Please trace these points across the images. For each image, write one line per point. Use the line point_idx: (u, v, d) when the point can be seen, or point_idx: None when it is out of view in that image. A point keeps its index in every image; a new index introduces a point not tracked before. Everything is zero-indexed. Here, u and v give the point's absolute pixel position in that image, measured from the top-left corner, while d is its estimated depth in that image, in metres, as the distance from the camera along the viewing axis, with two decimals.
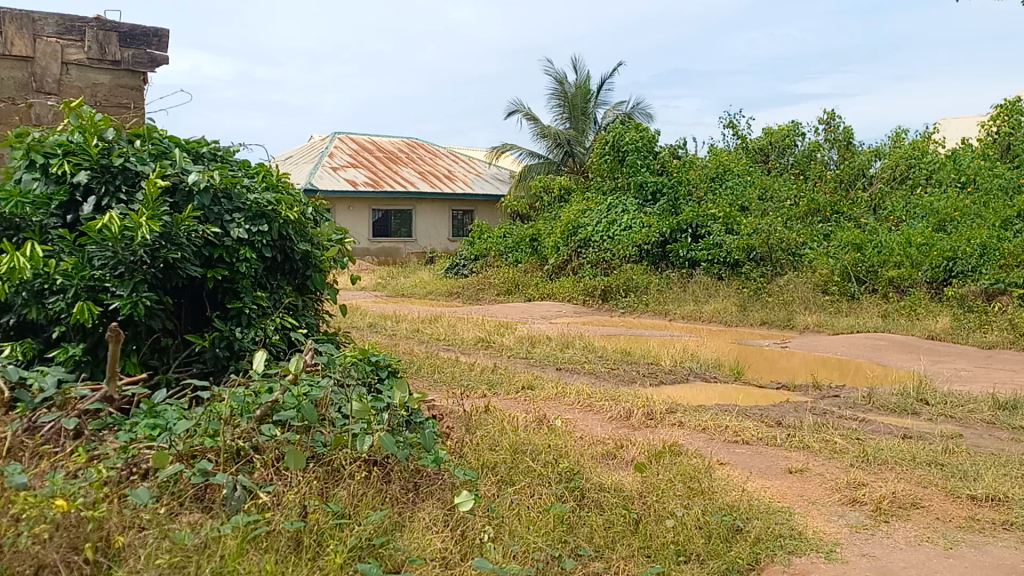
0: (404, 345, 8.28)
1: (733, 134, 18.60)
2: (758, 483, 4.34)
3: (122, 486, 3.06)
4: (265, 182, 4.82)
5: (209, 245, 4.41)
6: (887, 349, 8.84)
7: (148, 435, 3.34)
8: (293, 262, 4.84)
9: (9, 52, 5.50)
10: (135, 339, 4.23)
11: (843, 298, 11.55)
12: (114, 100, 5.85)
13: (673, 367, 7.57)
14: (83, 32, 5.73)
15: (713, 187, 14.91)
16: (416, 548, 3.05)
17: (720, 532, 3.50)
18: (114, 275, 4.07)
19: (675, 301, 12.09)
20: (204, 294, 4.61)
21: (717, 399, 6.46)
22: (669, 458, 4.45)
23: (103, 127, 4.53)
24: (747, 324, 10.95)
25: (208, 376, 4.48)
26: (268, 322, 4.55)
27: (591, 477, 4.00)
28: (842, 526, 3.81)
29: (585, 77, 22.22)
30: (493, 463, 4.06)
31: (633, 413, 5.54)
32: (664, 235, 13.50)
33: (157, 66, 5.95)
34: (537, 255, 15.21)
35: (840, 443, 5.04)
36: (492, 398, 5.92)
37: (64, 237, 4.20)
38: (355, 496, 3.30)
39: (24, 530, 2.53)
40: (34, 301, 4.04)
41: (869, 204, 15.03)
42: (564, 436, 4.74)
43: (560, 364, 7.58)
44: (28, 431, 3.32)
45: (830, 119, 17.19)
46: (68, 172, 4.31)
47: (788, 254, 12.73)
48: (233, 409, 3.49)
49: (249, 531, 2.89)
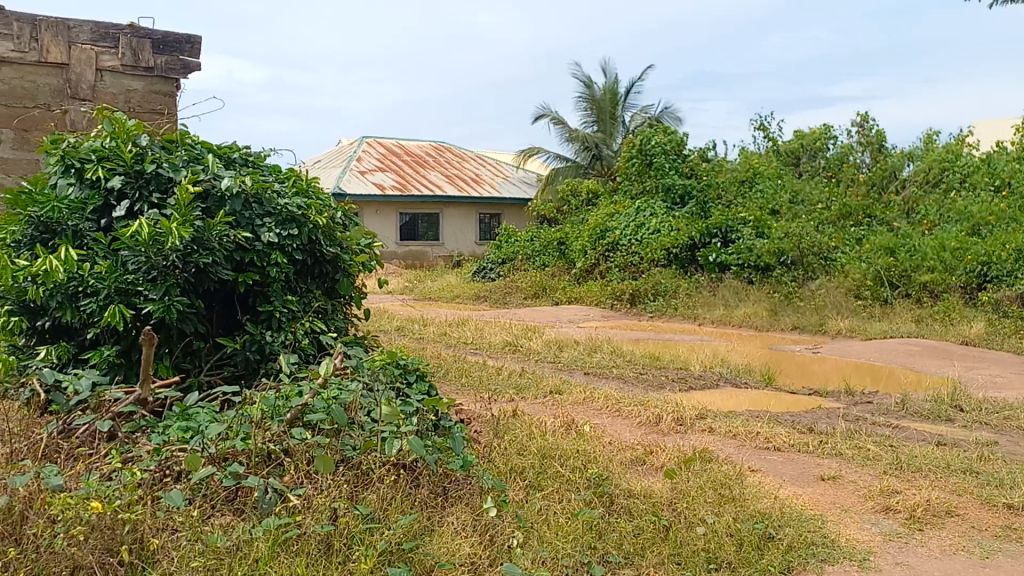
0: (432, 348, 8.30)
1: (763, 136, 18.44)
2: (790, 490, 4.29)
3: (155, 488, 3.09)
4: (295, 187, 4.86)
5: (241, 249, 4.44)
6: (921, 355, 8.71)
7: (181, 437, 3.38)
8: (322, 266, 4.87)
9: (45, 59, 5.55)
10: (167, 342, 4.28)
11: (875, 302, 11.40)
12: (148, 106, 5.90)
13: (703, 373, 7.52)
14: (117, 39, 5.77)
15: (743, 190, 14.81)
16: (445, 553, 3.05)
17: (751, 540, 3.46)
18: (147, 279, 4.11)
19: (704, 306, 12.01)
20: (235, 298, 4.65)
21: (747, 405, 6.40)
22: (699, 464, 4.41)
23: (136, 133, 4.58)
24: (778, 329, 10.85)
25: (239, 379, 4.52)
26: (298, 325, 4.58)
27: (621, 483, 3.98)
28: (875, 534, 3.76)
29: (613, 81, 22.15)
30: (521, 468, 4.05)
31: (663, 419, 5.51)
32: (693, 239, 13.41)
33: (190, 72, 5.99)
34: (565, 259, 15.18)
35: (872, 450, 4.97)
36: (520, 403, 5.91)
37: (99, 242, 4.26)
38: (384, 500, 3.31)
39: (60, 531, 2.58)
40: (68, 305, 4.09)
41: (902, 208, 14.84)
42: (593, 441, 4.72)
43: (588, 369, 7.55)
44: (64, 433, 3.39)
45: (863, 121, 16.98)
46: (103, 177, 4.37)
47: (819, 258, 12.61)
48: (263, 413, 3.52)
49: (280, 533, 2.91)
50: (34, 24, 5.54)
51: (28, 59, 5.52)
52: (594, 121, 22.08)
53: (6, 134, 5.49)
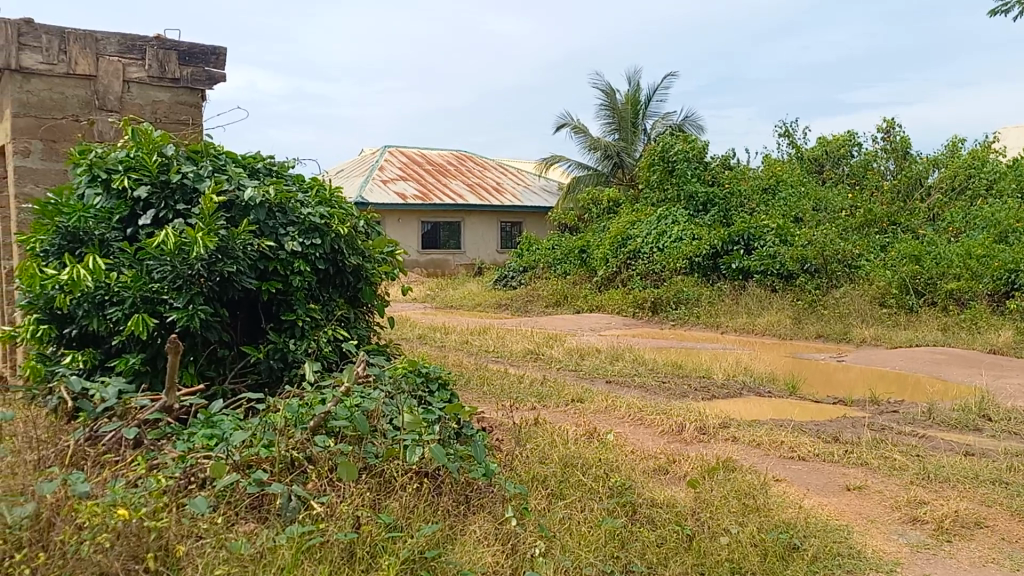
0: (453, 357, 8.31)
1: (786, 144, 18.35)
2: (815, 500, 4.25)
3: (180, 495, 3.11)
4: (318, 197, 4.89)
5: (265, 258, 4.48)
6: (947, 363, 8.61)
7: (206, 445, 3.39)
8: (344, 274, 4.90)
9: (74, 71, 5.59)
10: (192, 350, 4.32)
11: (900, 310, 11.27)
12: (173, 117, 5.97)
13: (726, 381, 7.47)
14: (144, 51, 5.83)
15: (766, 198, 14.75)
16: (468, 562, 3.05)
17: (776, 550, 3.43)
18: (172, 288, 4.16)
19: (727, 314, 11.94)
20: (259, 306, 4.69)
21: (771, 414, 6.34)
22: (723, 473, 4.38)
23: (161, 144, 4.64)
24: (802, 337, 10.76)
25: (263, 387, 4.55)
26: (321, 334, 4.61)
27: (643, 493, 3.96)
28: (902, 545, 3.71)
29: (634, 89, 22.13)
30: (543, 476, 4.04)
31: (686, 428, 5.48)
32: (715, 247, 13.32)
33: (215, 83, 6.06)
34: (586, 267, 15.16)
35: (899, 460, 4.91)
36: (542, 411, 5.91)
37: (125, 250, 4.31)
38: (407, 508, 3.32)
39: (87, 538, 2.57)
40: (95, 313, 4.13)
41: (927, 215, 14.69)
42: (615, 450, 4.70)
43: (610, 377, 7.52)
44: (91, 440, 3.43)
45: (888, 127, 16.84)
46: (130, 187, 4.43)
47: (843, 266, 12.54)
48: (288, 420, 3.54)
49: (304, 541, 2.92)
50: (62, 37, 5.57)
51: (57, 71, 5.55)
52: (615, 129, 22.04)
53: (35, 146, 5.49)
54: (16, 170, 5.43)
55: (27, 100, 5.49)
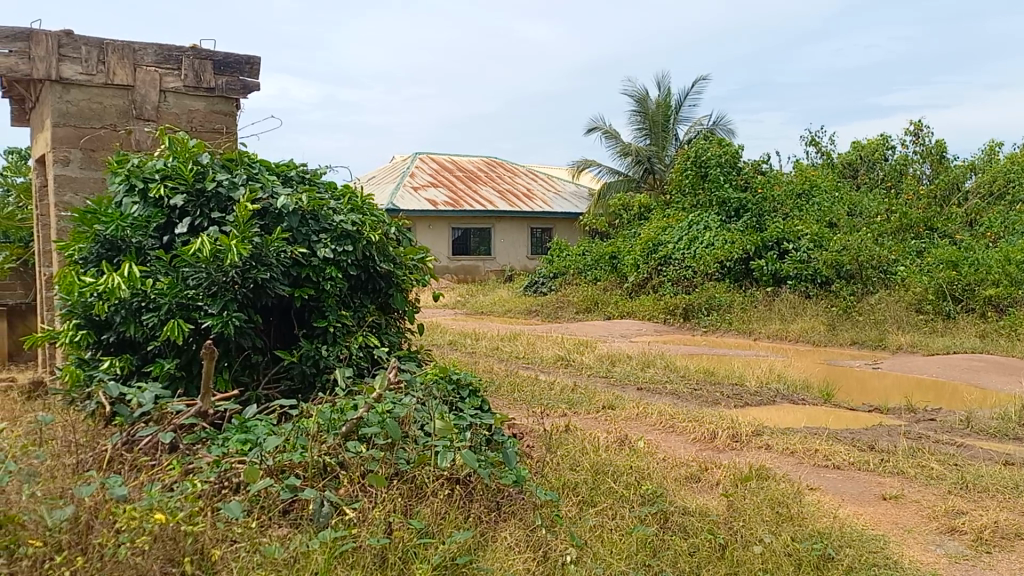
0: (484, 363, 8.33)
1: (817, 150, 18.17)
2: (850, 509, 4.20)
3: (215, 499, 3.15)
4: (350, 204, 4.93)
5: (298, 265, 4.53)
6: (986, 370, 8.46)
7: (240, 449, 3.43)
8: (376, 280, 4.92)
9: (112, 81, 5.69)
10: (227, 356, 4.37)
11: (937, 317, 11.10)
12: (209, 126, 6.04)
13: (759, 389, 7.40)
14: (180, 61, 5.92)
15: (800, 203, 14.63)
16: (499, 569, 3.06)
17: (811, 560, 3.38)
18: (207, 294, 4.23)
19: (759, 320, 11.83)
20: (292, 312, 4.75)
21: (805, 422, 6.26)
22: (756, 482, 4.34)
23: (197, 152, 4.72)
24: (837, 344, 10.62)
25: (297, 393, 4.59)
26: (353, 340, 4.64)
27: (676, 501, 3.94)
28: (940, 556, 3.65)
29: (665, 94, 22.02)
30: (574, 483, 4.04)
31: (718, 435, 5.44)
32: (748, 252, 13.21)
33: (249, 92, 6.13)
34: (617, 273, 15.10)
35: (936, 469, 4.84)
36: (573, 418, 5.90)
37: (161, 258, 4.38)
38: (438, 514, 3.34)
39: (124, 541, 2.60)
40: (132, 319, 4.21)
41: (965, 220, 14.46)
42: (647, 457, 4.68)
43: (641, 384, 7.48)
44: (128, 444, 3.48)
45: (918, 130, 16.63)
46: (166, 196, 4.50)
47: (878, 271, 12.43)
48: (320, 425, 3.57)
49: (336, 546, 2.94)
50: (101, 47, 5.68)
51: (95, 81, 5.65)
52: (646, 134, 21.96)
53: (74, 154, 5.60)
54: (56, 178, 5.54)
55: (66, 110, 5.60)
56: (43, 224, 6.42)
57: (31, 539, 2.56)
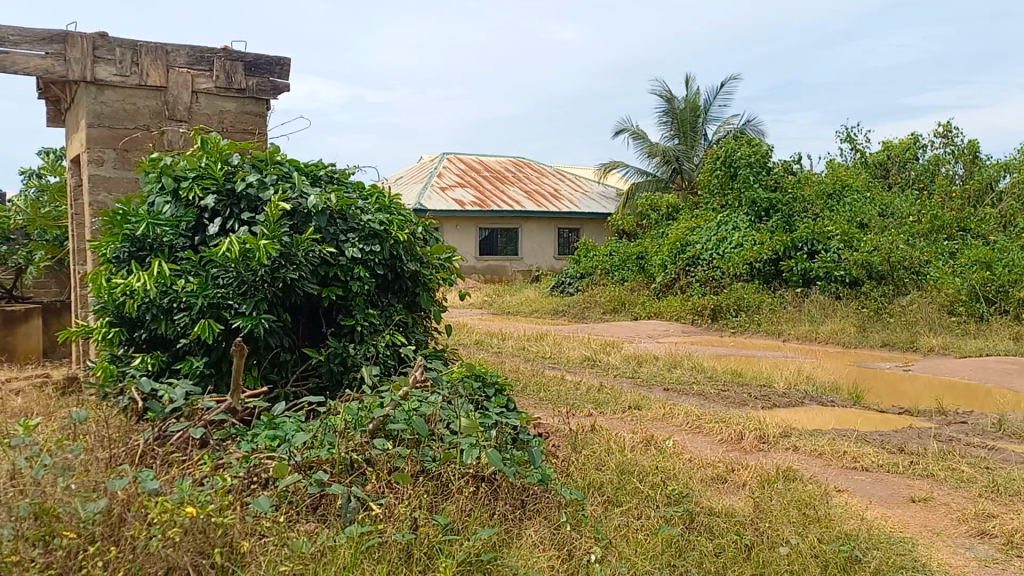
0: (511, 363, 8.34)
1: (850, 149, 18.01)
2: (878, 511, 4.17)
3: (244, 494, 3.20)
4: (378, 203, 4.97)
5: (326, 264, 4.58)
6: (1019, 374, 8.33)
7: (268, 445, 3.48)
8: (402, 280, 4.96)
9: (146, 82, 5.78)
10: (255, 354, 4.42)
11: (970, 319, 10.95)
12: (240, 127, 6.12)
13: (788, 391, 7.34)
14: (212, 62, 5.99)
15: (831, 204, 14.49)
16: (523, 566, 3.08)
17: (838, 562, 3.35)
18: (237, 293, 4.29)
19: (789, 322, 11.73)
20: (320, 311, 4.81)
21: (834, 424, 6.21)
22: (782, 483, 4.33)
23: (228, 153, 4.80)
24: (867, 346, 10.50)
25: (324, 391, 4.64)
26: (379, 339, 4.67)
27: (702, 501, 3.93)
28: (970, 560, 3.61)
29: (694, 93, 21.90)
30: (599, 483, 4.04)
31: (746, 436, 5.41)
32: (777, 252, 13.09)
33: (280, 93, 6.19)
34: (644, 273, 15.05)
35: (967, 472, 4.78)
36: (599, 418, 5.91)
37: (191, 257, 4.44)
38: (463, 511, 3.37)
39: (156, 533, 2.64)
40: (163, 317, 4.29)
41: (999, 221, 14.23)
42: (673, 458, 4.67)
43: (668, 385, 7.45)
44: (159, 439, 3.54)
45: (948, 131, 16.39)
46: (198, 196, 4.58)
47: (910, 272, 12.29)
48: (348, 422, 3.61)
49: (362, 541, 2.99)
50: (135, 49, 5.76)
51: (129, 83, 5.74)
52: (675, 134, 21.85)
53: (108, 155, 5.69)
54: (91, 178, 5.64)
55: (101, 111, 5.70)
56: (78, 223, 6.54)
57: (65, 531, 2.61)
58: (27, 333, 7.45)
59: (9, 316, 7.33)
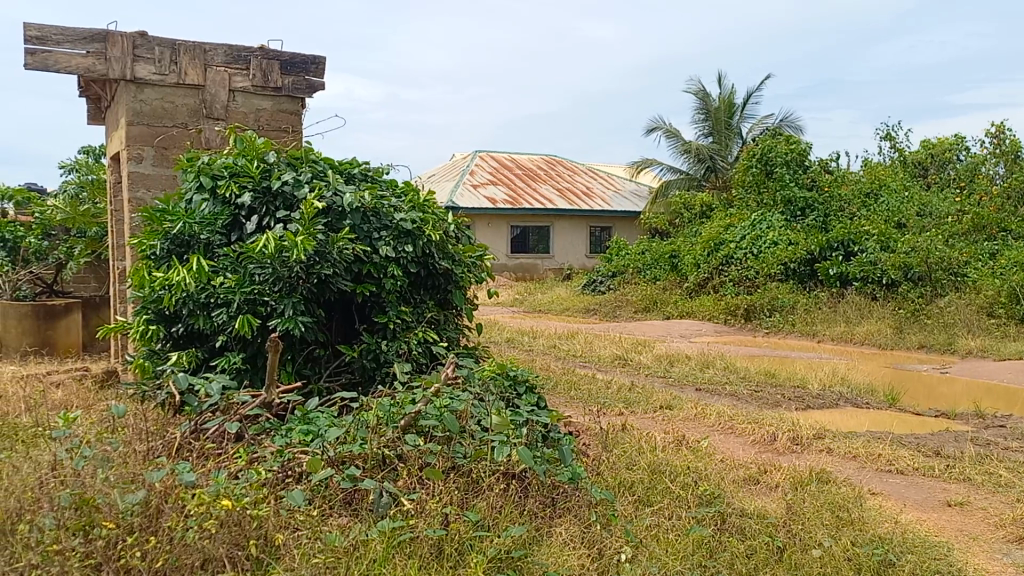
0: (542, 361, 8.35)
1: (891, 146, 17.83)
2: (913, 514, 4.12)
3: (279, 487, 3.24)
4: (412, 201, 4.99)
5: (359, 262, 4.62)
6: None
7: (302, 440, 3.53)
8: (435, 277, 4.99)
9: (184, 81, 5.86)
10: (290, 350, 4.51)
11: (1010, 321, 10.76)
12: (275, 125, 6.19)
13: (822, 392, 7.27)
14: (248, 61, 6.05)
15: (868, 203, 14.28)
16: (554, 563, 3.09)
17: (871, 565, 3.32)
18: (273, 290, 4.34)
19: (824, 322, 11.60)
20: (353, 308, 4.86)
21: (869, 426, 6.14)
22: (816, 486, 4.28)
23: (264, 151, 4.87)
24: (904, 347, 10.38)
25: (357, 387, 4.69)
26: (412, 335, 4.69)
27: (734, 502, 3.90)
28: (1007, 565, 3.56)
29: (729, 91, 21.73)
30: (630, 482, 4.04)
31: (778, 437, 5.36)
32: (812, 253, 12.96)
33: (316, 91, 6.24)
34: (676, 272, 14.94)
35: (1005, 476, 4.71)
36: (630, 417, 5.89)
37: (228, 255, 4.50)
38: (494, 508, 3.37)
39: (192, 525, 2.68)
40: (201, 312, 4.35)
41: None
42: (705, 458, 4.65)
43: (700, 385, 7.41)
44: (195, 433, 3.59)
45: (997, 131, 16.04)
46: (234, 194, 4.64)
47: (948, 274, 12.02)
48: (381, 418, 3.64)
49: (395, 535, 3.01)
50: (173, 48, 5.84)
51: (168, 81, 5.83)
52: (710, 132, 21.69)
53: (148, 152, 5.79)
54: (130, 175, 5.74)
55: (140, 109, 5.80)
56: (117, 220, 6.66)
57: (104, 522, 2.64)
58: (67, 328, 7.59)
59: (51, 310, 7.46)
